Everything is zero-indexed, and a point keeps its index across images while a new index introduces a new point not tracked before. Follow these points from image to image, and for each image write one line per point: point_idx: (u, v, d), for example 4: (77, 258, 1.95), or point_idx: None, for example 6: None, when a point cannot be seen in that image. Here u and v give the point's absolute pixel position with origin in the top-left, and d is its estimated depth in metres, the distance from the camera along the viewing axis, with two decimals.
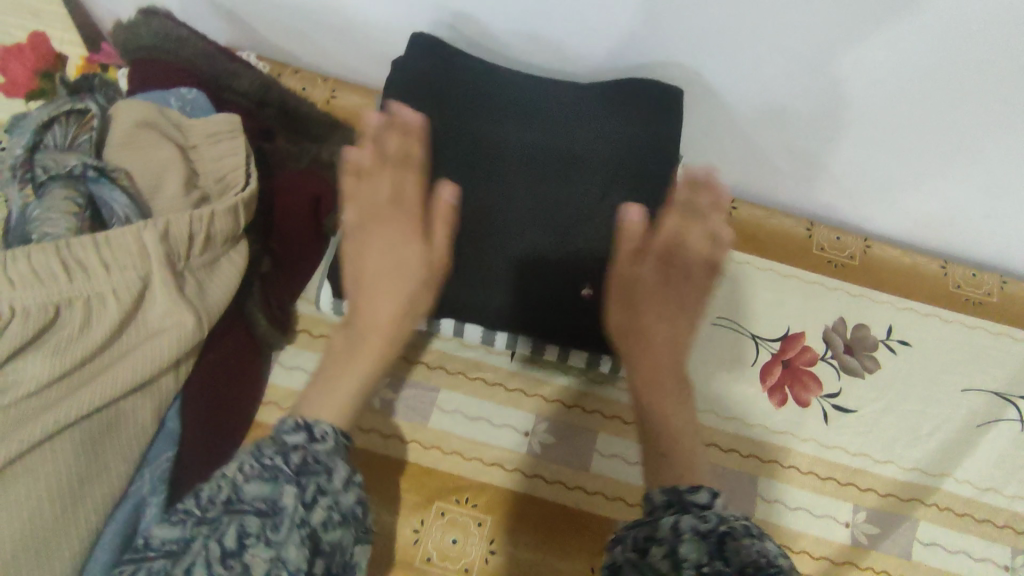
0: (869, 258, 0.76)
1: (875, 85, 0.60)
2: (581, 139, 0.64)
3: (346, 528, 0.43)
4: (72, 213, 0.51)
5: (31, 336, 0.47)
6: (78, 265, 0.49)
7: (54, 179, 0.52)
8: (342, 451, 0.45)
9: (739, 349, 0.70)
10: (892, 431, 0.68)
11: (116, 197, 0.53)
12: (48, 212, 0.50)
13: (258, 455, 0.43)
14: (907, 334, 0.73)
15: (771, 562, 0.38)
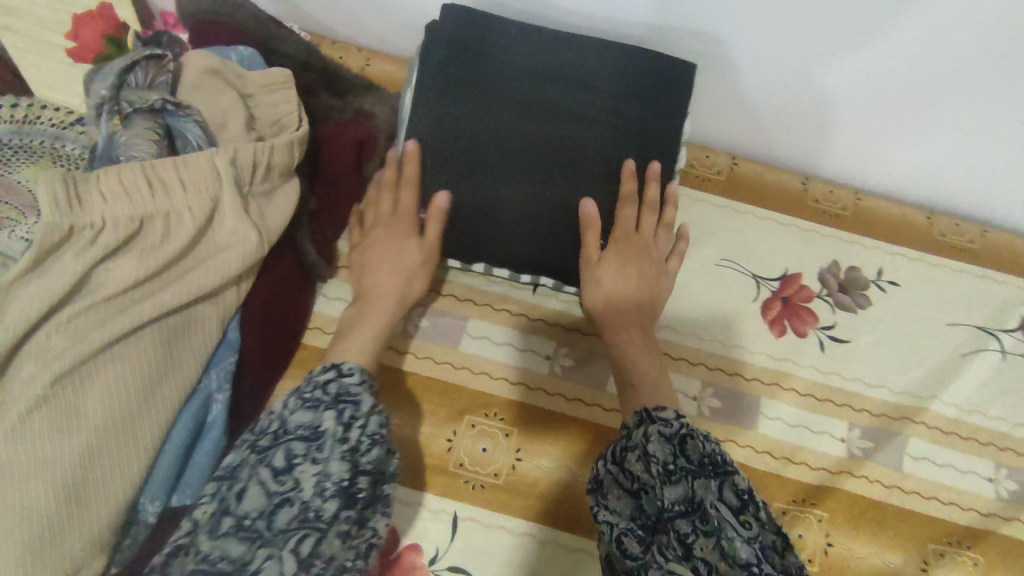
0: (860, 208, 0.83)
1: (857, 38, 0.67)
2: (600, 93, 0.68)
3: (378, 448, 0.53)
4: (155, 140, 0.59)
5: (122, 241, 0.53)
6: (160, 183, 0.55)
7: (138, 112, 0.59)
8: (367, 385, 0.56)
9: (741, 287, 0.77)
10: (883, 360, 0.74)
11: (190, 129, 0.61)
12: (134, 138, 0.58)
13: (302, 392, 0.55)
14: (896, 275, 0.79)
15: (724, 457, 0.52)
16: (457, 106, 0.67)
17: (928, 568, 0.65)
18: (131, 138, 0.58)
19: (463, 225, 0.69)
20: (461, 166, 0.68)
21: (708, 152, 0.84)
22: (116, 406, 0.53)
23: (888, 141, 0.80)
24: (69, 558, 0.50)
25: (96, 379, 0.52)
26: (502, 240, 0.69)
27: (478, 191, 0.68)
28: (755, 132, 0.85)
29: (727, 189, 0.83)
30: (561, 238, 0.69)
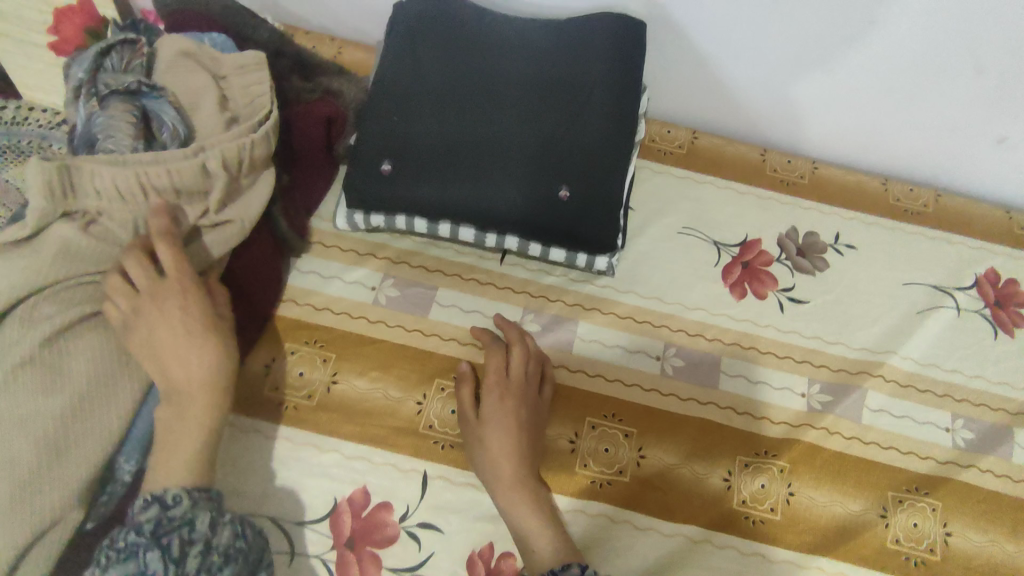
0: (817, 177, 0.86)
1: (799, 8, 0.71)
2: (561, 63, 0.71)
3: (231, 564, 0.50)
4: (130, 120, 0.61)
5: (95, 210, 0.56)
6: None
7: (114, 94, 0.62)
8: (201, 502, 0.51)
9: (703, 253, 0.79)
10: (842, 319, 0.77)
11: (166, 110, 0.63)
12: (110, 118, 0.60)
13: (114, 540, 0.48)
14: (853, 240, 0.82)
15: None
16: (423, 74, 0.70)
17: (887, 514, 0.67)
18: (108, 119, 0.60)
19: (427, 181, 0.67)
20: (426, 126, 0.68)
21: (668, 128, 0.87)
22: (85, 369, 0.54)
23: (843, 110, 0.83)
24: (46, 511, 0.52)
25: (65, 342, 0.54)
26: (467, 194, 0.67)
27: (445, 147, 0.68)
28: (716, 107, 0.88)
29: (688, 161, 0.86)
30: (527, 186, 0.67)
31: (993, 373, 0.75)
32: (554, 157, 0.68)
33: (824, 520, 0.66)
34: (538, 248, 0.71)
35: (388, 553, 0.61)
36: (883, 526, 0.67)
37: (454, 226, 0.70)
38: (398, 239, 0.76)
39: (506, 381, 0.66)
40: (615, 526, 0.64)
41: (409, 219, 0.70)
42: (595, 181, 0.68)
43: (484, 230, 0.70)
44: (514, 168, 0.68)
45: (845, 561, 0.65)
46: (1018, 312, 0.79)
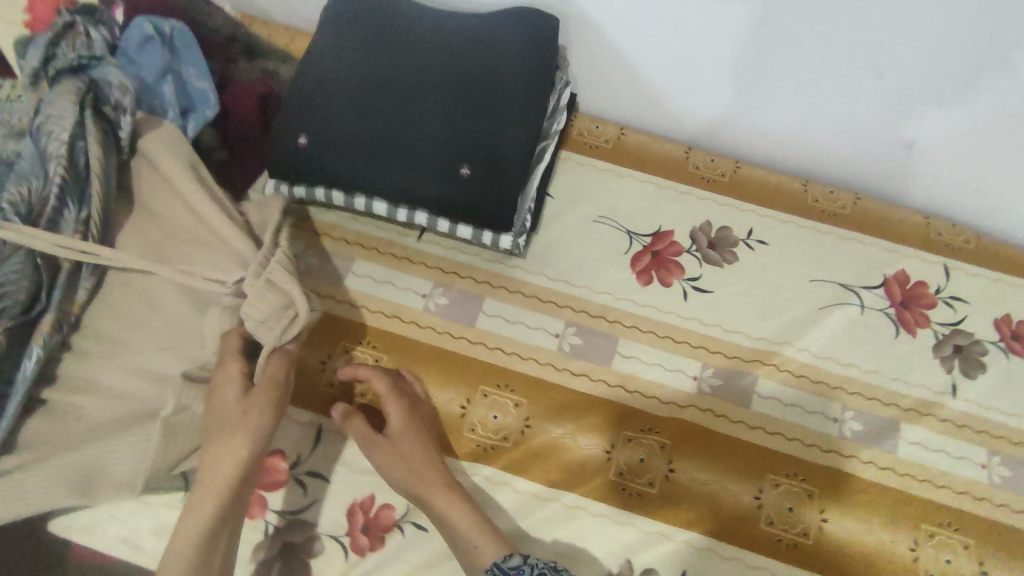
0: (738, 175, 0.89)
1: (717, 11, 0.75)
2: (477, 53, 0.76)
3: None
4: (77, 92, 0.67)
5: (61, 187, 0.63)
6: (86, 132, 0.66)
7: (64, 74, 0.69)
8: None
9: (615, 241, 0.83)
10: (744, 310, 0.79)
11: (110, 74, 0.69)
12: (57, 94, 0.66)
13: None
14: (764, 236, 0.84)
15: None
16: (348, 59, 0.75)
17: (761, 496, 0.69)
18: (55, 93, 0.66)
19: (340, 157, 0.72)
20: (345, 106, 0.73)
21: (597, 123, 0.91)
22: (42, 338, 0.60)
23: (762, 110, 0.86)
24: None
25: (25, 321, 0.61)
26: (378, 171, 0.72)
27: (361, 125, 0.73)
28: (647, 104, 0.91)
29: (613, 155, 0.89)
30: (433, 164, 0.72)
31: (888, 369, 0.77)
32: (460, 139, 0.73)
33: (700, 497, 0.68)
34: (446, 225, 0.75)
35: (275, 497, 0.66)
36: (757, 509, 0.68)
37: (368, 199, 0.75)
38: (324, 213, 0.81)
39: (397, 390, 0.69)
40: (492, 488, 0.68)
41: (328, 193, 0.75)
42: (497, 163, 0.73)
43: (396, 205, 0.75)
44: (423, 148, 0.72)
45: (715, 537, 0.67)
46: (924, 313, 0.80)
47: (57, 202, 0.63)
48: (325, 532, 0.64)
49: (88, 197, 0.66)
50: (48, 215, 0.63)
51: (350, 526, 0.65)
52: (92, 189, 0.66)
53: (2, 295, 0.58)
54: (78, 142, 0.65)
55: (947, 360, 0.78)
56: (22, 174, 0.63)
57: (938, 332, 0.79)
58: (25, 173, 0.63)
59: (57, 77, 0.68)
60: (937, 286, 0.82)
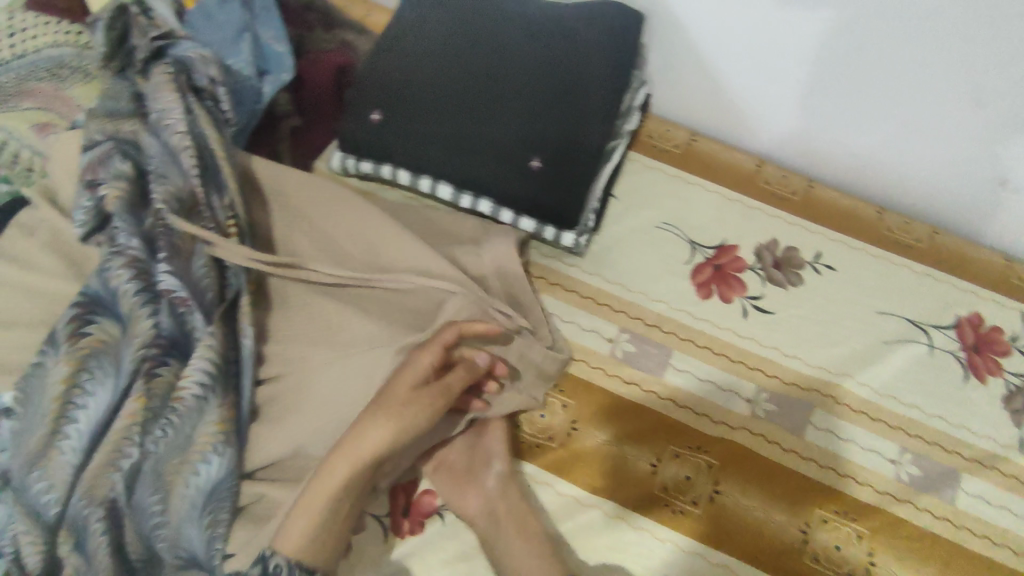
0: (811, 195, 0.85)
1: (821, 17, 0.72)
2: (559, 40, 0.74)
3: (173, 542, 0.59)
4: (173, 79, 0.69)
5: (198, 175, 0.66)
6: (197, 114, 0.69)
7: (149, 63, 0.72)
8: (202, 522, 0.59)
9: (676, 249, 0.80)
10: (806, 335, 0.76)
11: (191, 48, 0.71)
12: (158, 85, 0.68)
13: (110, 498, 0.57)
14: (833, 261, 0.81)
15: None
16: (429, 37, 0.74)
17: (808, 531, 0.66)
18: (154, 83, 0.69)
19: (411, 138, 0.71)
20: (420, 85, 0.72)
21: (668, 127, 0.89)
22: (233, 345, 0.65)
23: (844, 131, 0.82)
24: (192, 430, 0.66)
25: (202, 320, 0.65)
26: (448, 155, 0.71)
27: (435, 105, 0.72)
28: (722, 112, 0.88)
29: (682, 161, 0.87)
30: (501, 152, 0.71)
31: (953, 415, 0.73)
32: (533, 128, 0.71)
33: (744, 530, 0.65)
34: (509, 216, 0.74)
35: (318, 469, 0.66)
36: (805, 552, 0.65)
37: (433, 182, 0.74)
38: (384, 189, 0.80)
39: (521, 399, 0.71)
40: (532, 486, 0.67)
41: (394, 170, 0.74)
42: (569, 157, 0.71)
43: (461, 190, 0.73)
44: (495, 132, 0.71)
45: (758, 568, 0.65)
46: (996, 361, 0.76)
47: (203, 191, 0.66)
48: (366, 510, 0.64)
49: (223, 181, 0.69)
50: (200, 208, 0.66)
51: (391, 505, 0.65)
52: (224, 174, 0.69)
53: (200, 288, 0.63)
54: (198, 130, 0.68)
55: (1015, 413, 0.74)
56: (162, 173, 0.65)
57: (1010, 382, 0.75)
58: (163, 171, 0.65)
59: (148, 67, 0.71)
60: (1013, 334, 0.78)
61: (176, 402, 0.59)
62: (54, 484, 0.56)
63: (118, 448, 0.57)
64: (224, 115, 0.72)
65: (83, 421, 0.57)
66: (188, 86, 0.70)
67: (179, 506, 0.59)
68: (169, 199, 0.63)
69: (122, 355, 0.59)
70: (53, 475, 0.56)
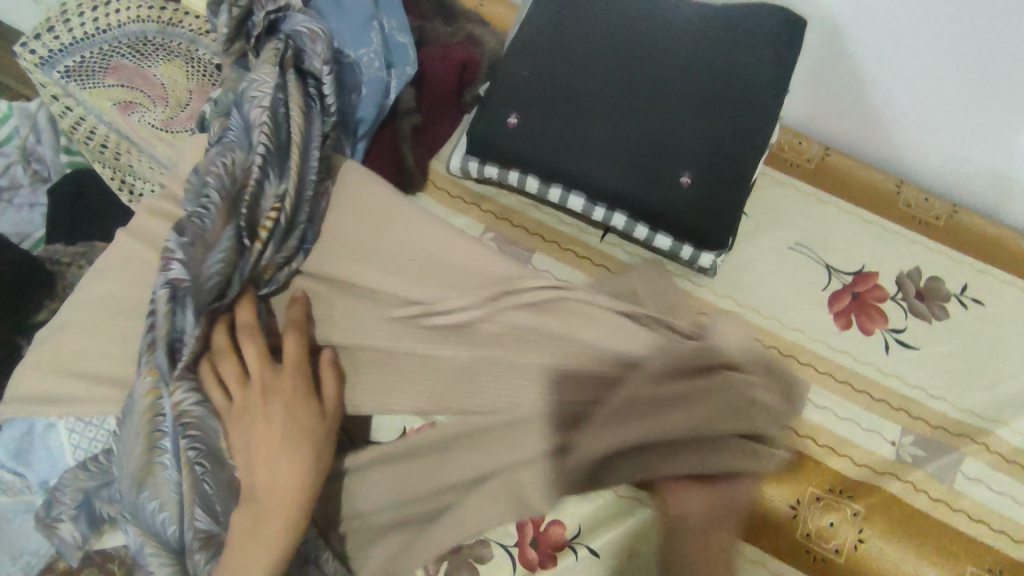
0: (955, 221, 0.79)
1: (1001, 36, 0.65)
2: (712, 44, 0.68)
3: None
4: (275, 56, 0.64)
5: (263, 157, 0.60)
6: (279, 91, 0.63)
7: (262, 41, 0.68)
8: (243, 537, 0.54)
9: (811, 273, 0.75)
10: (952, 374, 0.71)
11: (304, 23, 0.66)
12: (261, 60, 0.64)
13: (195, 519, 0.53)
14: (982, 295, 0.75)
15: None
16: (569, 34, 0.69)
17: None
18: (259, 60, 0.65)
19: (548, 143, 0.67)
20: (560, 87, 0.67)
21: (800, 139, 0.83)
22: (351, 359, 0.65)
23: (1002, 156, 0.75)
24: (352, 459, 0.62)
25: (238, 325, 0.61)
26: (586, 163, 0.66)
27: (574, 110, 0.67)
28: (861, 125, 0.82)
29: (814, 177, 0.81)
30: (643, 165, 0.66)
31: None
32: (681, 140, 0.66)
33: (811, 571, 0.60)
34: (645, 232, 0.69)
35: None
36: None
37: (565, 191, 0.69)
38: (504, 194, 0.76)
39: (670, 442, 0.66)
40: None
41: (523, 177, 0.70)
42: (720, 171, 0.65)
43: (594, 202, 0.69)
44: (640, 142, 0.66)
45: None
46: None
47: (260, 172, 0.60)
48: (492, 538, 0.62)
49: (288, 168, 0.62)
50: (250, 189, 0.60)
51: (520, 537, 0.62)
52: (290, 161, 0.62)
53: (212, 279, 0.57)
54: (279, 107, 0.62)
55: None
56: (227, 146, 0.60)
57: None
58: (232, 144, 0.60)
59: (262, 45, 0.68)
60: None
61: (181, 419, 0.53)
62: (166, 502, 0.53)
63: (190, 469, 0.52)
64: (323, 104, 0.67)
65: (171, 435, 0.53)
66: (292, 64, 0.66)
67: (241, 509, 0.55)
68: (217, 176, 0.57)
69: (161, 360, 0.53)
70: (159, 493, 0.53)
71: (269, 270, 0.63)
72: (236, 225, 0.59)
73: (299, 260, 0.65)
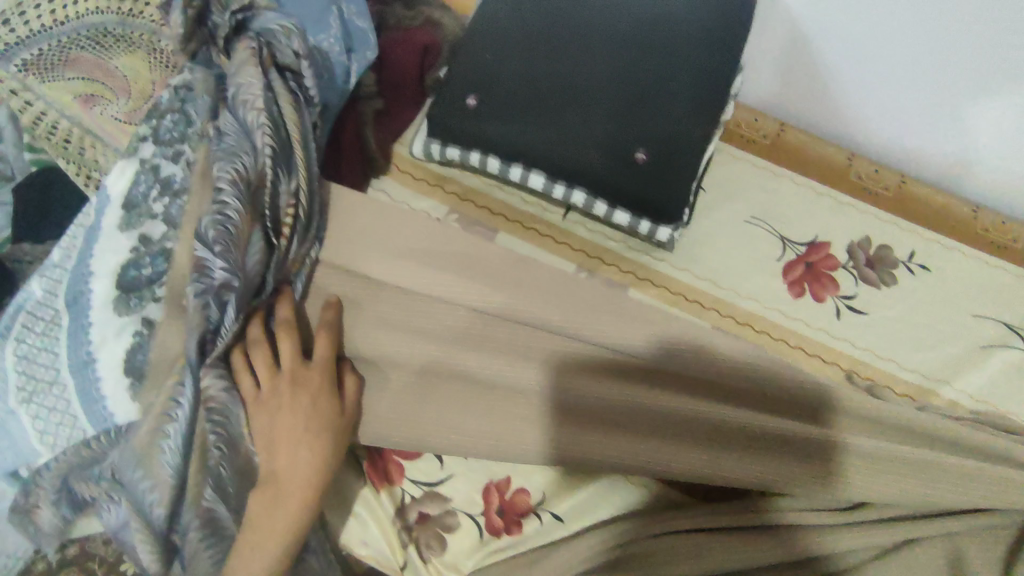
0: (904, 191, 0.82)
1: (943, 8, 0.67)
2: (666, 25, 0.70)
3: None
4: (253, 54, 0.65)
5: (274, 154, 0.62)
6: (274, 90, 0.65)
7: (230, 37, 0.67)
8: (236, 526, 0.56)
9: (766, 245, 0.78)
10: (900, 337, 0.74)
11: (277, 21, 0.68)
12: (238, 59, 0.64)
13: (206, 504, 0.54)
14: (928, 261, 0.78)
15: None
16: (527, 18, 0.71)
17: None
18: (235, 60, 0.65)
19: (507, 124, 0.68)
20: (518, 69, 0.69)
21: (757, 116, 0.85)
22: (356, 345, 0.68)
23: (945, 126, 0.78)
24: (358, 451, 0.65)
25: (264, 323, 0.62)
26: (545, 142, 0.68)
27: (535, 90, 0.68)
28: (814, 100, 0.84)
29: (769, 153, 0.84)
30: (602, 141, 0.67)
31: None
32: (637, 117, 0.67)
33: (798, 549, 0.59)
34: (603, 208, 0.71)
35: (414, 466, 0.66)
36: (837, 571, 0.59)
37: (525, 170, 0.70)
38: (466, 176, 0.77)
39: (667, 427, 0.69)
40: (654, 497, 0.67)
41: (484, 158, 0.71)
42: (674, 147, 0.67)
43: (555, 180, 0.70)
44: (597, 121, 0.67)
45: None
46: None
47: (272, 172, 0.62)
48: (461, 508, 0.64)
49: (294, 165, 0.64)
50: (266, 188, 0.61)
51: (486, 506, 0.64)
52: (296, 157, 0.64)
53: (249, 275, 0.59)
54: (273, 105, 0.63)
55: None
56: (233, 149, 0.60)
57: None
58: (235, 148, 0.60)
59: (229, 45, 0.67)
60: None
61: (206, 407, 0.55)
62: (158, 484, 0.53)
63: (210, 453, 0.55)
64: (307, 95, 0.68)
65: (180, 420, 0.54)
66: (269, 60, 0.66)
67: None
68: (232, 178, 0.58)
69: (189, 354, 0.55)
70: (155, 476, 0.53)
71: (296, 264, 0.64)
72: (260, 225, 0.61)
73: (315, 255, 0.66)
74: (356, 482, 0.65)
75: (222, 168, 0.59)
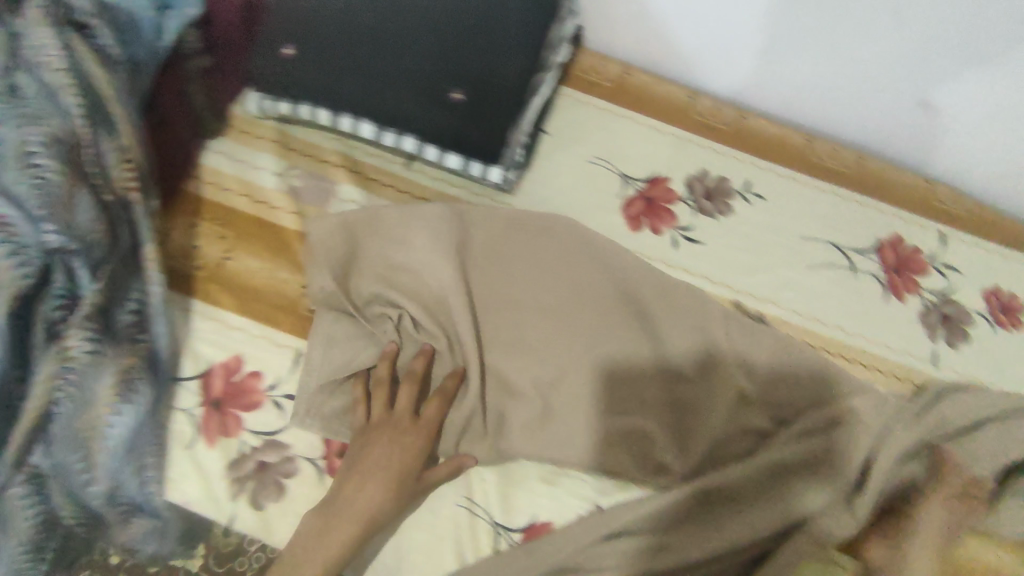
0: (742, 126, 0.85)
1: None
2: None
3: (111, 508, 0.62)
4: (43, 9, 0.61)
5: (92, 114, 0.61)
6: (81, 47, 0.62)
7: None
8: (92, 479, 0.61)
9: (607, 184, 0.80)
10: (734, 262, 0.78)
11: None
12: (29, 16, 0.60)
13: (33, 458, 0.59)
14: (763, 190, 0.82)
15: None
16: None
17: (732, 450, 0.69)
18: (25, 21, 0.60)
19: (327, 72, 0.70)
20: (334, 15, 0.68)
21: (602, 60, 0.86)
22: (199, 302, 0.70)
23: (772, 60, 0.81)
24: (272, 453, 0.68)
25: (119, 289, 0.62)
26: (365, 88, 0.70)
27: (349, 37, 0.68)
28: (653, 43, 0.86)
29: (614, 96, 0.85)
30: (418, 85, 0.69)
31: (872, 331, 0.76)
32: (452, 59, 0.68)
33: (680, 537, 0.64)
34: (433, 153, 0.73)
35: (252, 417, 0.66)
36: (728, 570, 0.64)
37: (354, 120, 0.72)
38: (304, 130, 0.77)
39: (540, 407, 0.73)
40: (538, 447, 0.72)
41: (312, 110, 0.72)
42: (490, 87, 0.70)
43: (383, 128, 0.72)
44: (414, 64, 0.69)
45: None
46: (915, 279, 0.79)
47: (90, 131, 0.60)
48: (300, 454, 0.65)
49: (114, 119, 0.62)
50: (85, 148, 0.60)
51: (327, 449, 0.66)
52: (114, 112, 0.62)
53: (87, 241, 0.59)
54: (79, 63, 0.61)
55: (933, 327, 0.76)
56: (36, 113, 0.58)
57: (927, 300, 0.78)
58: (39, 112, 0.58)
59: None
60: (931, 253, 0.80)
61: (66, 364, 0.58)
62: None
63: (43, 411, 0.58)
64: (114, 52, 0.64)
65: None
66: (65, 19, 0.62)
67: (103, 461, 0.61)
68: (43, 142, 0.57)
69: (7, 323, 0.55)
70: None
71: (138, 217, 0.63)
72: (87, 186, 0.60)
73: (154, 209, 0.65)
74: (191, 439, 0.65)
75: (29, 134, 0.57)
